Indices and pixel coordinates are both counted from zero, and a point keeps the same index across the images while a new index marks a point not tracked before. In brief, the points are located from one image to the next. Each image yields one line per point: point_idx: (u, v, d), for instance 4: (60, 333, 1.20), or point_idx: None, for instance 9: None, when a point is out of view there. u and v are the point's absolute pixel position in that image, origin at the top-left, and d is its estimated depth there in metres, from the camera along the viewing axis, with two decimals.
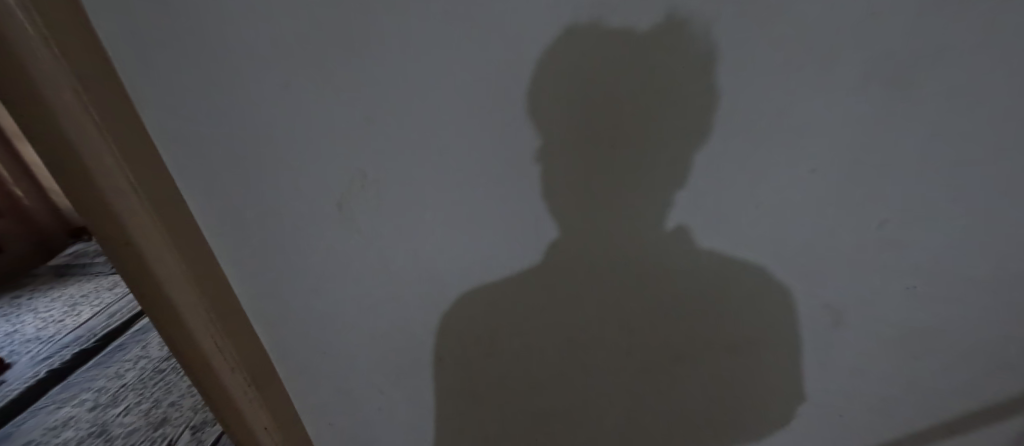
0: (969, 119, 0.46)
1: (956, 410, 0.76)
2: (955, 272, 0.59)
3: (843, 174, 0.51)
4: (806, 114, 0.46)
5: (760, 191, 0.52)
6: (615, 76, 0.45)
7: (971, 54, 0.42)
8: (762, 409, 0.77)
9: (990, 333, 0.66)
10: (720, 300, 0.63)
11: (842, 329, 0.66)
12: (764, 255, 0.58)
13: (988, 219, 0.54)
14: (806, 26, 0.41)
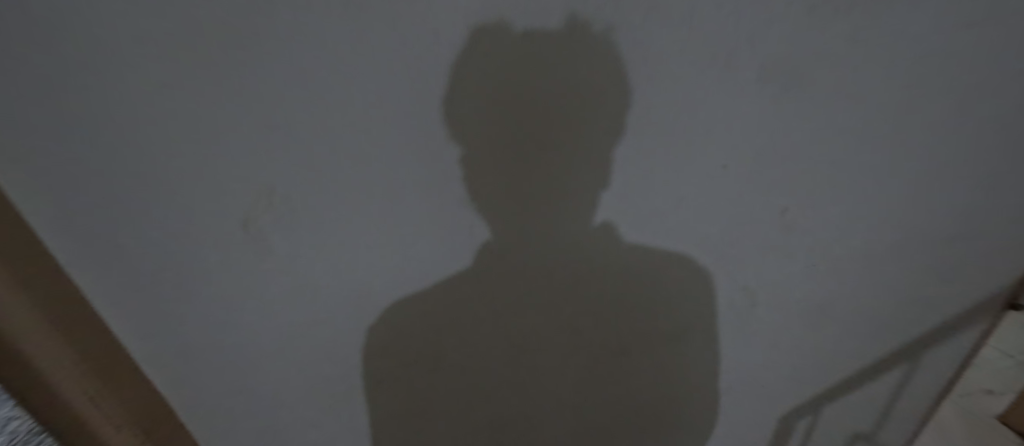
0: (834, 113, 0.55)
1: (840, 356, 0.91)
2: (829, 240, 0.70)
3: (747, 164, 0.57)
4: (714, 112, 0.51)
5: (682, 184, 0.56)
6: (533, 83, 0.44)
7: (838, 59, 0.50)
8: (699, 386, 0.83)
9: (857, 287, 0.80)
10: (652, 291, 0.67)
11: (756, 301, 0.74)
12: (688, 248, 0.63)
13: (848, 194, 0.65)
14: (710, 30, 0.44)
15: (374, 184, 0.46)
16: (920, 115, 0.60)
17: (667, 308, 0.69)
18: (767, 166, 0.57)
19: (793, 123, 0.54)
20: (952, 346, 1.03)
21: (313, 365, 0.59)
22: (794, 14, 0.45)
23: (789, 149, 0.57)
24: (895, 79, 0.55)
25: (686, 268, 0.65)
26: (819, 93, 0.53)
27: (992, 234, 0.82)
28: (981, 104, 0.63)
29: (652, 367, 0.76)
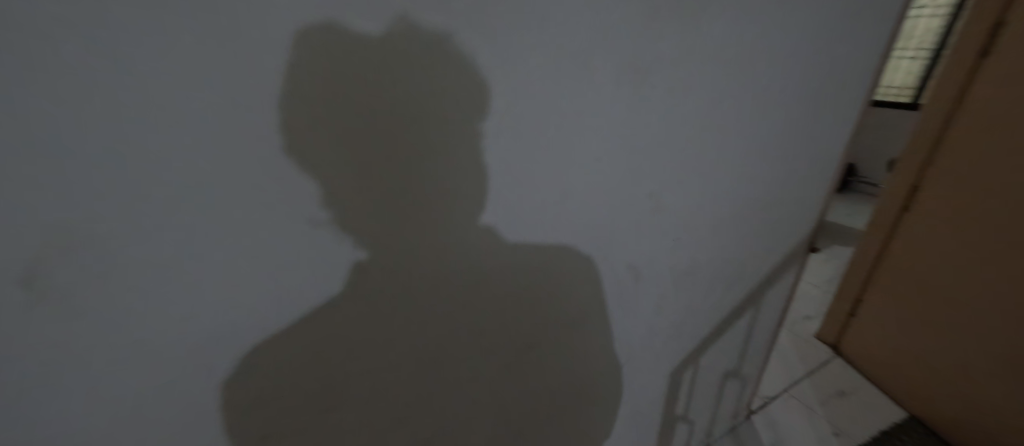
0: (669, 110, 0.67)
1: (711, 312, 1.09)
2: (688, 218, 0.84)
3: (612, 158, 0.65)
4: (576, 113, 0.58)
5: (560, 181, 0.62)
6: (392, 86, 0.44)
7: (661, 66, 0.62)
8: (606, 362, 0.92)
9: (715, 253, 0.97)
10: (553, 284, 0.71)
11: (643, 278, 0.85)
12: (576, 234, 0.69)
13: (695, 177, 0.79)
14: (561, 41, 0.52)
15: (238, 209, 0.41)
16: (736, 100, 0.76)
17: (568, 298, 0.75)
18: (629, 151, 0.67)
19: (643, 111, 0.64)
20: (782, 286, 1.31)
21: (177, 434, 0.48)
22: (625, 18, 0.55)
23: (644, 134, 0.67)
24: (714, 70, 0.69)
25: (578, 251, 0.71)
26: (658, 83, 0.63)
27: (797, 194, 1.06)
28: (774, 99, 0.81)
29: (560, 353, 0.82)
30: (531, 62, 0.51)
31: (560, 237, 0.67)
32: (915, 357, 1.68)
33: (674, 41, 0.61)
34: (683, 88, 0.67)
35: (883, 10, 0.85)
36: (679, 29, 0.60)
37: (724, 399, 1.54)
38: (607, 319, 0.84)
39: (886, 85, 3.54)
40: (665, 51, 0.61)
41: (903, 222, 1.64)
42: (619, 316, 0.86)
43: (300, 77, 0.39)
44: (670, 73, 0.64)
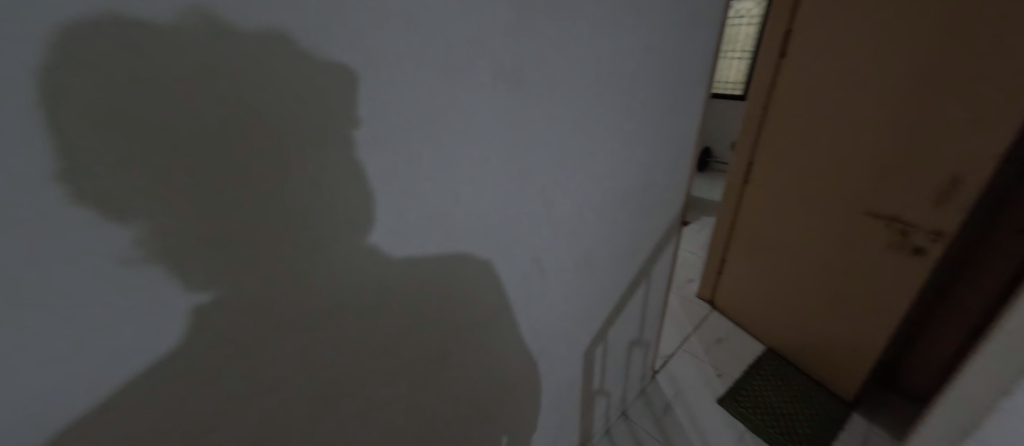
0: (548, 109, 0.72)
1: (609, 290, 1.20)
2: (579, 208, 0.91)
3: (501, 159, 0.67)
4: (458, 116, 0.58)
5: (451, 185, 0.62)
6: (242, 96, 0.39)
7: (534, 68, 0.66)
8: (519, 352, 0.95)
9: (606, 237, 1.06)
10: (458, 287, 0.71)
11: (544, 268, 0.89)
12: (477, 236, 0.70)
13: (580, 170, 0.86)
14: (432, 44, 0.52)
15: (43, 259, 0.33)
16: (608, 97, 0.84)
17: (477, 301, 0.77)
18: (518, 150, 0.70)
19: (527, 111, 0.68)
20: (665, 258, 1.50)
21: None
22: (495, 23, 0.57)
23: (531, 133, 0.71)
24: (584, 71, 0.75)
25: (481, 252, 0.72)
26: (537, 83, 0.68)
27: (667, 178, 1.22)
28: (637, 96, 0.92)
29: (475, 354, 0.82)
30: (405, 67, 0.50)
31: (461, 240, 0.68)
32: (765, 299, 2.08)
33: (545, 44, 0.65)
34: (559, 88, 0.72)
35: (709, 19, 1.03)
36: (548, 34, 0.65)
37: (632, 366, 1.71)
38: (516, 312, 0.88)
39: (721, 80, 4.27)
40: (539, 53, 0.65)
41: (746, 193, 2.01)
42: (528, 307, 0.90)
43: (63, 80, 0.30)
44: (544, 74, 0.68)
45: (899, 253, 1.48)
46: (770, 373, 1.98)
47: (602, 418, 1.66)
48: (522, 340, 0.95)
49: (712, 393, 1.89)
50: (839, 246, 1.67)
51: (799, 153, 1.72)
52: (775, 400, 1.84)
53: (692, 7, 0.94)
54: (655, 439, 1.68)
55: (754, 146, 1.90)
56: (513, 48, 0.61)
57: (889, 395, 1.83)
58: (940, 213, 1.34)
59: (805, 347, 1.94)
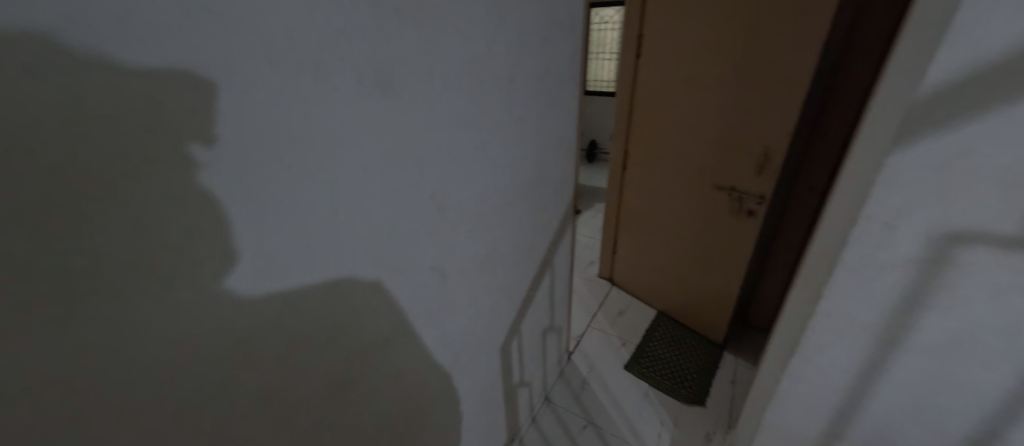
0: (422, 110, 0.73)
1: (515, 281, 1.26)
2: (472, 207, 0.94)
3: (378, 164, 0.66)
4: (325, 124, 0.56)
5: (326, 196, 0.59)
6: (55, 117, 0.33)
7: (400, 71, 0.66)
8: (432, 357, 0.95)
9: (505, 232, 1.11)
10: (350, 300, 0.69)
11: (443, 270, 0.90)
12: (361, 251, 0.68)
13: (467, 169, 0.89)
14: (286, 48, 0.49)
15: None
16: (481, 99, 0.88)
17: (373, 319, 0.74)
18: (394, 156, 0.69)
19: (397, 117, 0.68)
20: (564, 246, 1.61)
21: None
22: (352, 27, 0.56)
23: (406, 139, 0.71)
24: (452, 75, 0.78)
25: (369, 266, 0.70)
26: (404, 88, 0.68)
27: (554, 171, 1.32)
28: (512, 96, 0.98)
29: (381, 367, 0.80)
30: (251, 78, 0.46)
31: (344, 256, 0.65)
32: (652, 270, 2.37)
33: (405, 49, 0.66)
34: (428, 92, 0.73)
35: (565, 24, 1.14)
36: (407, 39, 0.66)
37: (549, 352, 1.80)
38: (418, 321, 0.87)
39: (595, 80, 4.70)
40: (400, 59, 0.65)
41: (626, 178, 2.26)
42: (430, 313, 0.90)
43: None
44: (412, 78, 0.69)
45: (739, 216, 1.82)
46: (662, 333, 2.26)
47: (527, 408, 1.71)
48: (432, 347, 0.93)
49: (620, 361, 2.09)
50: (699, 216, 1.99)
51: (662, 140, 2.00)
52: (669, 355, 2.12)
53: (548, 14, 1.04)
54: (577, 415, 1.80)
55: (627, 136, 2.15)
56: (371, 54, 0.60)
57: (748, 332, 2.24)
58: (761, 180, 1.69)
59: (685, 305, 2.26)
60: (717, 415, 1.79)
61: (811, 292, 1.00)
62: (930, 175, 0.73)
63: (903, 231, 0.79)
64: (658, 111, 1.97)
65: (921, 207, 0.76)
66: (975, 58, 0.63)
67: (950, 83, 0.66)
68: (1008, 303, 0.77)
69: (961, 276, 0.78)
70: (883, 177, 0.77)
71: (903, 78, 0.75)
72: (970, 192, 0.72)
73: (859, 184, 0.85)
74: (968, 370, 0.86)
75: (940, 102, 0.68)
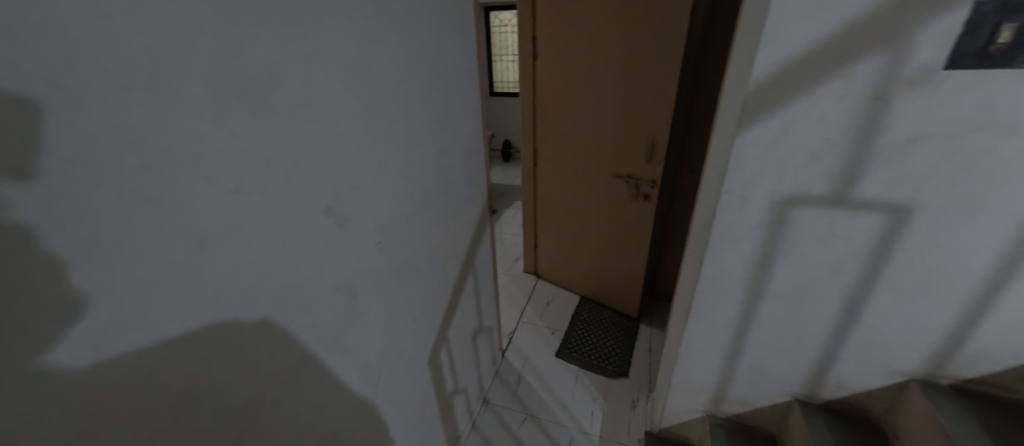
0: (305, 121, 0.68)
1: (433, 287, 1.24)
2: (374, 217, 0.90)
3: (255, 182, 0.61)
4: (186, 144, 0.50)
5: (194, 224, 0.53)
6: None
7: (275, 81, 0.61)
8: (343, 378, 0.90)
9: (415, 239, 1.09)
10: (237, 333, 0.62)
11: (347, 285, 0.86)
12: (242, 282, 0.61)
13: (363, 179, 0.85)
14: (121, 59, 0.42)
15: None
16: (374, 106, 0.86)
17: (264, 354, 0.68)
18: (275, 173, 0.64)
19: (275, 130, 0.63)
20: (485, 247, 1.63)
21: None
22: (209, 35, 0.51)
23: (288, 154, 0.66)
24: (338, 82, 0.74)
25: (253, 297, 0.64)
26: (281, 99, 0.63)
27: (464, 173, 1.33)
28: (406, 101, 0.97)
29: (281, 399, 0.74)
30: (74, 95, 0.39)
31: (221, 290, 0.58)
32: (571, 258, 2.50)
33: (278, 57, 0.61)
34: (312, 101, 0.69)
35: (457, 29, 1.16)
36: (281, 47, 0.62)
37: (482, 354, 1.80)
38: (324, 346, 0.82)
39: (502, 81, 4.81)
40: (273, 67, 0.61)
41: (537, 174, 2.35)
42: (338, 336, 0.85)
43: None
44: (290, 88, 0.64)
45: (639, 201, 2.01)
46: (586, 317, 2.41)
47: (465, 413, 1.70)
48: (342, 371, 0.89)
49: (551, 350, 2.18)
50: (606, 204, 2.15)
51: (566, 135, 2.12)
52: (593, 335, 2.26)
53: (437, 18, 1.04)
54: (515, 410, 1.83)
55: (534, 133, 2.23)
56: (236, 63, 0.55)
57: (659, 304, 2.49)
58: (653, 167, 1.89)
59: (604, 288, 2.43)
60: (638, 383, 1.97)
61: (697, 260, 1.16)
62: (765, 153, 0.90)
63: (754, 197, 0.96)
64: (559, 109, 2.08)
65: (762, 180, 0.93)
66: (787, 52, 0.80)
67: (770, 76, 0.83)
68: (830, 250, 0.96)
69: (797, 232, 0.97)
70: (734, 156, 0.93)
71: (738, 76, 0.92)
72: (793, 165, 0.90)
73: (720, 161, 1.01)
74: (812, 310, 1.05)
75: (763, 93, 0.85)
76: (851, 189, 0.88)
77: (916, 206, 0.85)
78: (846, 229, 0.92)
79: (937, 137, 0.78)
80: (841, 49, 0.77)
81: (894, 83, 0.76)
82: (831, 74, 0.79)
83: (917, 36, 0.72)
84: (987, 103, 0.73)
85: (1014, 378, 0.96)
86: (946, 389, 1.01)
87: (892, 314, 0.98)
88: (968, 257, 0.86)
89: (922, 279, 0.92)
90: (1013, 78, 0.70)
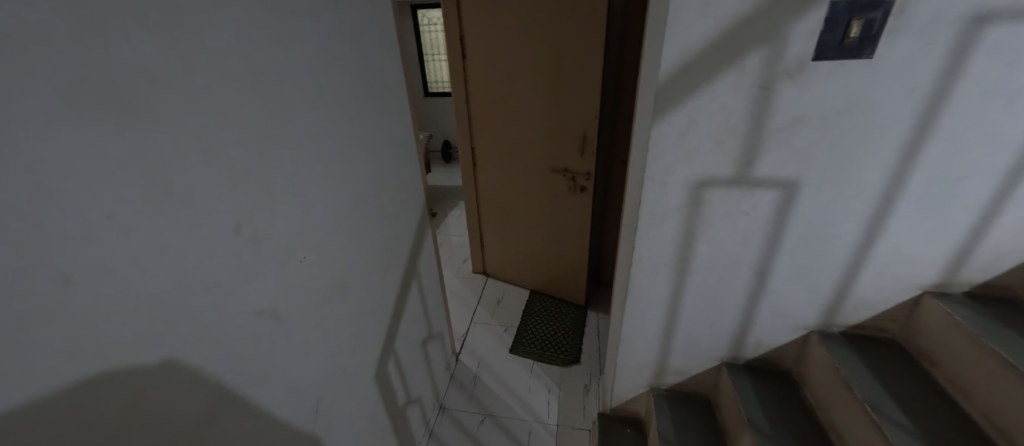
0: (197, 133, 0.62)
1: (372, 298, 1.19)
2: (292, 231, 0.85)
3: (138, 204, 0.54)
4: (33, 164, 0.44)
5: (57, 255, 0.46)
6: None
7: (153, 91, 0.55)
8: (274, 406, 0.84)
9: (346, 250, 1.04)
10: (133, 374, 0.56)
11: (269, 307, 0.80)
12: (129, 319, 0.55)
13: (275, 192, 0.80)
14: None
15: None
16: (283, 113, 0.80)
17: (171, 392, 0.62)
18: (162, 193, 0.58)
19: (159, 145, 0.57)
20: (428, 251, 1.59)
21: None
22: (53, 41, 0.45)
23: (179, 171, 0.60)
24: (237, 89, 0.69)
25: (150, 332, 0.57)
26: (164, 110, 0.57)
27: (397, 177, 1.29)
28: (321, 107, 0.92)
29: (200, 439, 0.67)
30: None
31: (102, 331, 0.52)
32: (517, 255, 2.53)
33: (156, 64, 0.56)
34: (206, 111, 0.63)
35: (375, 29, 1.12)
36: (157, 53, 0.56)
37: (435, 360, 1.76)
38: (243, 378, 0.75)
39: (436, 81, 4.72)
40: (150, 75, 0.55)
41: (477, 173, 2.35)
42: (261, 363, 0.79)
43: None
44: (173, 97, 0.58)
45: (576, 193, 2.08)
46: (536, 310, 2.45)
47: (421, 424, 1.65)
48: (269, 401, 0.82)
49: (505, 347, 2.19)
50: (546, 199, 2.20)
51: (501, 133, 2.13)
52: (545, 327, 2.30)
53: (350, 18, 1.00)
54: (473, 412, 1.81)
55: (470, 133, 2.22)
56: (97, 73, 0.49)
57: (603, 290, 2.61)
58: (585, 160, 1.97)
59: (551, 280, 2.49)
60: (590, 367, 2.05)
61: (628, 246, 1.23)
62: (677, 141, 0.98)
63: (671, 183, 1.04)
64: (492, 107, 2.09)
65: (677, 166, 1.01)
66: (684, 48, 0.87)
67: (674, 71, 0.90)
68: (739, 226, 1.06)
69: (711, 212, 1.06)
70: (651, 146, 1.00)
71: (647, 71, 0.99)
72: (702, 151, 0.98)
73: (641, 151, 1.07)
74: (729, 280, 1.17)
75: (670, 86, 0.92)
76: (750, 170, 0.98)
77: (803, 181, 0.97)
78: (750, 206, 1.03)
79: (814, 120, 0.89)
80: (731, 44, 0.85)
81: (775, 74, 0.86)
82: (725, 67, 0.88)
83: (788, 32, 0.82)
84: (847, 88, 0.85)
85: (885, 319, 1.14)
86: (837, 335, 1.17)
87: (792, 276, 1.12)
88: (845, 222, 1.00)
89: (812, 245, 1.05)
90: (864, 66, 0.83)
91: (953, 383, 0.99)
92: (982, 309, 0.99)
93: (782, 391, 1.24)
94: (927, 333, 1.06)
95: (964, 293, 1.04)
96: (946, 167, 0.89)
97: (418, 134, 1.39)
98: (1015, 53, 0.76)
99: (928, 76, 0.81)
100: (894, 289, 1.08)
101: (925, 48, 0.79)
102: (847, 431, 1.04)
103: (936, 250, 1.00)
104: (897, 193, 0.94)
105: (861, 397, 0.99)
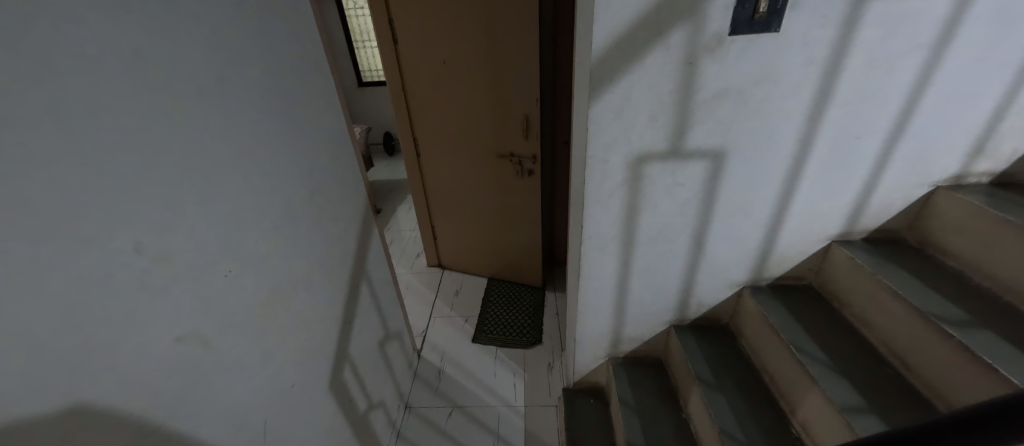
0: (77, 138, 0.54)
1: (316, 306, 1.12)
2: (215, 243, 0.77)
3: (11, 226, 0.47)
4: None
5: None
6: None
7: (15, 95, 0.47)
8: (217, 434, 0.77)
9: (277, 259, 0.96)
10: (31, 416, 0.49)
11: (194, 328, 0.72)
12: (7, 364, 0.46)
13: (190, 202, 0.72)
14: None
15: None
16: (185, 111, 0.71)
17: (89, 434, 0.55)
18: (37, 211, 0.49)
19: (17, 158, 0.47)
20: (377, 249, 1.52)
21: None
22: None
23: (54, 186, 0.51)
24: (116, 85, 0.59)
25: (36, 377, 0.49)
26: (21, 113, 0.48)
27: (332, 176, 1.21)
28: (235, 105, 0.83)
29: None
30: None
31: None
32: (471, 244, 2.50)
33: (8, 61, 0.47)
34: (77, 112, 0.54)
35: (289, 13, 1.02)
36: (14, 53, 0.47)
37: (395, 361, 1.70)
38: (171, 411, 0.68)
39: (369, 70, 4.47)
40: (8, 73, 0.47)
41: (422, 163, 2.27)
42: (195, 390, 0.72)
43: None
44: (37, 100, 0.50)
45: (524, 177, 2.09)
46: (495, 297, 2.46)
47: (387, 427, 1.60)
48: (207, 432, 0.75)
49: (467, 337, 2.17)
50: (495, 185, 2.18)
51: (443, 119, 2.06)
52: (505, 313, 2.32)
53: (258, 3, 0.90)
54: (440, 407, 1.79)
55: (410, 123, 2.13)
56: None
57: (558, 270, 2.68)
58: (530, 143, 1.97)
59: (508, 266, 2.50)
60: (551, 345, 2.10)
61: (576, 225, 1.25)
62: (613, 118, 1.00)
63: (614, 159, 1.07)
64: (430, 95, 2.01)
65: (616, 144, 1.04)
66: (613, 26, 0.89)
67: (606, 50, 0.92)
68: (676, 196, 1.12)
69: (651, 185, 1.11)
70: (589, 125, 1.01)
71: (577, 52, 0.99)
72: (637, 127, 1.02)
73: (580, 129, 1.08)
74: (670, 248, 1.24)
75: (603, 65, 0.93)
76: (682, 142, 1.03)
77: (728, 150, 1.04)
78: (684, 177, 1.09)
79: (733, 92, 0.95)
80: (654, 21, 0.88)
81: (697, 49, 0.91)
82: (652, 44, 0.91)
83: (705, 8, 0.86)
84: (759, 61, 0.91)
85: (802, 269, 1.28)
86: (765, 288, 1.30)
87: (724, 239, 1.21)
88: (766, 185, 1.10)
89: (740, 208, 1.14)
90: (772, 40, 0.89)
91: (858, 318, 1.13)
92: (877, 251, 1.14)
93: (722, 344, 1.35)
94: (836, 277, 1.20)
95: (862, 239, 1.19)
96: (844, 128, 1.00)
97: (352, 128, 1.31)
98: (892, 23, 0.86)
99: (825, 47, 0.89)
100: (808, 242, 1.21)
101: (821, 21, 0.86)
102: (778, 372, 1.16)
103: (839, 203, 1.13)
104: (806, 155, 1.04)
105: (787, 340, 1.11)
